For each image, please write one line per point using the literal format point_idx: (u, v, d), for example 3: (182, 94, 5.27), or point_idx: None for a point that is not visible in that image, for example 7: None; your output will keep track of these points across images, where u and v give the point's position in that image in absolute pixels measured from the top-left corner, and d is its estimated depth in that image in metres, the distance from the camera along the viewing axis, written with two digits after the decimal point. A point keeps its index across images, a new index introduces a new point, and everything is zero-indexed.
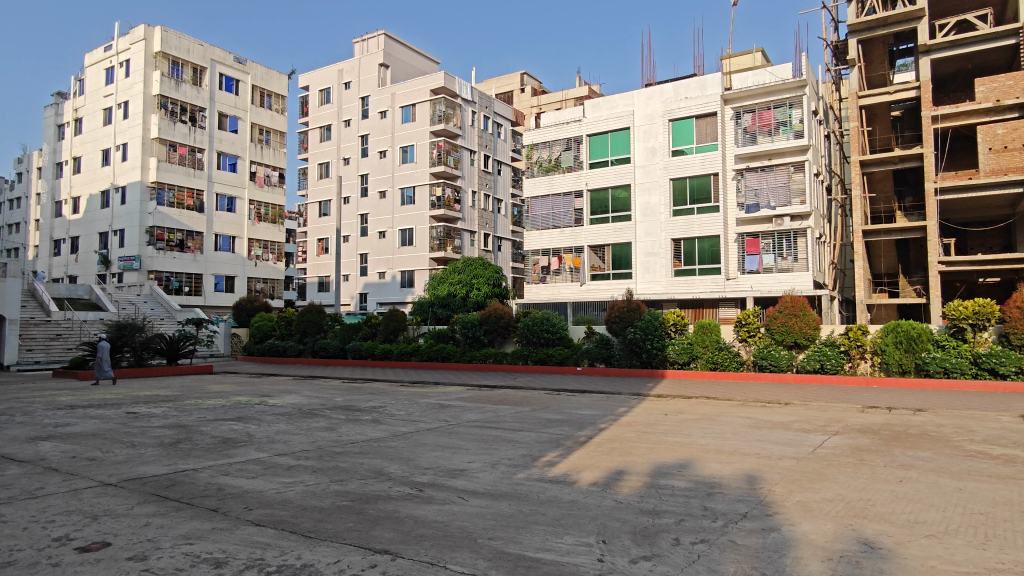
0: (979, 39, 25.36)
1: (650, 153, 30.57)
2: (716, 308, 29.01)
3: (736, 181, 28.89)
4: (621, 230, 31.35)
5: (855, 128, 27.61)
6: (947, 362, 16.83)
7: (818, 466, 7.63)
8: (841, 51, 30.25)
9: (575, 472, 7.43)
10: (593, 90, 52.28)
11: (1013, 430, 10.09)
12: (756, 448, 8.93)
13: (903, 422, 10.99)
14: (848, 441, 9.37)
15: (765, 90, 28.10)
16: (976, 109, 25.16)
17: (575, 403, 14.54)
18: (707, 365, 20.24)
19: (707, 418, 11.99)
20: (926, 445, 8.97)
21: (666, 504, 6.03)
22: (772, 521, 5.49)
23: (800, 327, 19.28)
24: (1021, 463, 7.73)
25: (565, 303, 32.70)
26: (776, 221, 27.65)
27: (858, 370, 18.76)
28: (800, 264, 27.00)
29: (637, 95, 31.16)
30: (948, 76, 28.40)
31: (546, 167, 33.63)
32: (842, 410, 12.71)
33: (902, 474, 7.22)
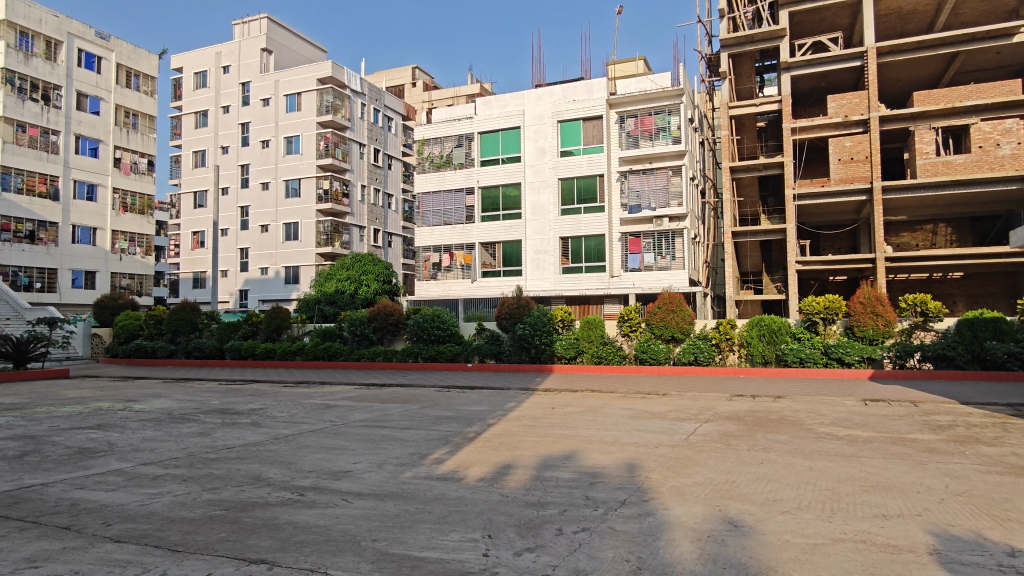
0: (831, 60, 27.98)
1: (540, 153, 31.21)
2: (601, 305, 30.11)
3: (620, 183, 30.09)
4: (511, 227, 31.73)
5: (726, 137, 29.48)
6: (802, 352, 18.43)
7: (690, 452, 8.14)
8: (714, 64, 32.30)
9: (462, 468, 7.46)
10: (484, 88, 52.54)
11: (856, 413, 11.27)
12: (635, 437, 9.39)
13: (765, 408, 11.96)
14: (717, 427, 10.06)
15: (645, 97, 29.50)
16: (828, 123, 27.75)
17: (465, 399, 14.58)
18: (593, 358, 21.00)
19: (591, 410, 12.44)
20: (785, 429, 9.80)
21: (551, 495, 6.20)
22: (648, 506, 5.79)
23: (676, 322, 20.43)
24: (861, 443, 8.65)
25: (456, 299, 32.79)
26: (656, 221, 29.15)
27: (727, 361, 20.19)
28: (677, 262, 28.59)
29: (527, 95, 31.76)
30: (806, 92, 31.15)
31: (438, 164, 33.46)
32: (713, 399, 13.64)
33: (763, 456, 7.87)
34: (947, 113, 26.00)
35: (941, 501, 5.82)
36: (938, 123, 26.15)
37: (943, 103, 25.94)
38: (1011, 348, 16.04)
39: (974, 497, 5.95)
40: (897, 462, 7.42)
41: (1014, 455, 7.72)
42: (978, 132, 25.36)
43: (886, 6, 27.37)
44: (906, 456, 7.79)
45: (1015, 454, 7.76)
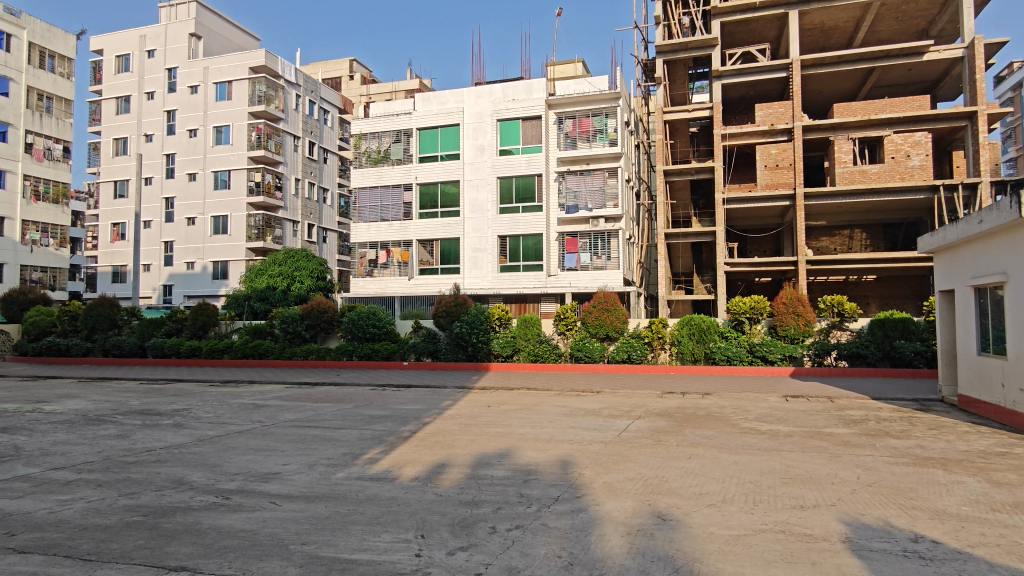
0: (759, 70, 29.14)
1: (479, 151, 31.17)
2: (538, 303, 30.36)
3: (558, 183, 30.39)
4: (450, 225, 31.59)
5: (660, 140, 30.23)
6: (729, 351, 19.12)
7: (622, 449, 8.32)
8: (650, 69, 33.11)
9: (396, 468, 7.36)
10: (423, 84, 52.01)
11: (778, 409, 11.79)
12: (569, 434, 9.51)
13: (693, 405, 12.36)
14: (648, 423, 10.31)
15: (584, 98, 29.92)
16: (756, 130, 28.87)
17: (400, 398, 14.40)
18: (529, 357, 21.12)
19: (526, 408, 12.52)
20: (712, 424, 10.15)
21: (485, 494, 6.21)
22: (580, 502, 5.88)
23: (611, 321, 20.84)
24: (782, 437, 9.05)
25: (393, 297, 32.41)
26: (593, 222, 29.58)
27: (659, 359, 20.71)
28: (612, 262, 29.16)
29: (467, 92, 31.67)
30: (736, 100, 32.33)
31: (375, 159, 32.93)
32: (645, 396, 13.99)
33: (691, 452, 8.12)
34: (864, 124, 27.51)
35: (853, 492, 6.16)
36: (855, 134, 27.68)
37: (859, 115, 27.46)
38: (918, 347, 17.13)
39: (883, 487, 6.33)
40: (815, 456, 7.80)
41: (918, 447, 8.26)
42: (891, 144, 26.93)
43: (810, 21, 28.70)
44: (823, 449, 8.20)
45: (920, 446, 8.29)
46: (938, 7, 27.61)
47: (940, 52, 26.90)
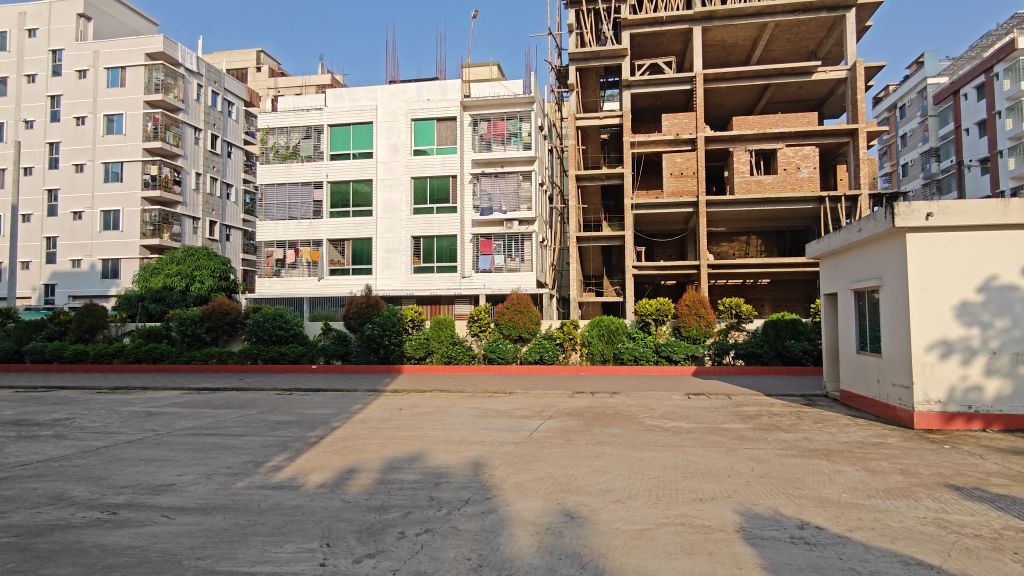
0: (665, 81, 30.36)
1: (392, 150, 30.67)
2: (451, 305, 30.21)
3: (472, 185, 30.41)
4: (361, 225, 30.94)
5: (572, 146, 30.88)
6: (636, 351, 19.78)
7: (533, 449, 8.44)
8: (563, 76, 33.76)
9: (302, 475, 7.12)
10: (335, 80, 50.70)
11: (681, 406, 12.32)
12: (481, 435, 9.55)
13: (602, 404, 12.71)
14: (558, 423, 10.51)
15: (499, 101, 30.11)
16: (662, 140, 30.07)
17: (308, 403, 13.94)
18: (442, 359, 20.99)
19: (439, 410, 12.45)
20: (619, 423, 10.46)
21: (394, 498, 6.11)
22: (490, 503, 5.89)
23: (523, 322, 21.08)
24: (685, 433, 9.47)
25: (301, 298, 31.33)
26: (507, 224, 29.75)
27: (570, 359, 21.13)
28: (526, 264, 29.52)
29: (381, 90, 31.06)
30: (644, 109, 33.55)
31: (283, 155, 31.71)
32: (555, 396, 14.25)
33: (599, 450, 8.33)
34: (760, 138, 29.22)
35: (747, 484, 6.52)
36: (751, 146, 29.35)
37: (756, 129, 29.13)
38: (806, 346, 18.42)
39: (774, 478, 6.74)
40: (714, 450, 8.20)
41: (805, 440, 8.85)
42: (784, 156, 28.78)
43: (712, 37, 30.19)
44: (720, 444, 8.65)
45: (807, 439, 8.90)
46: (825, 31, 29.75)
47: (826, 72, 28.98)
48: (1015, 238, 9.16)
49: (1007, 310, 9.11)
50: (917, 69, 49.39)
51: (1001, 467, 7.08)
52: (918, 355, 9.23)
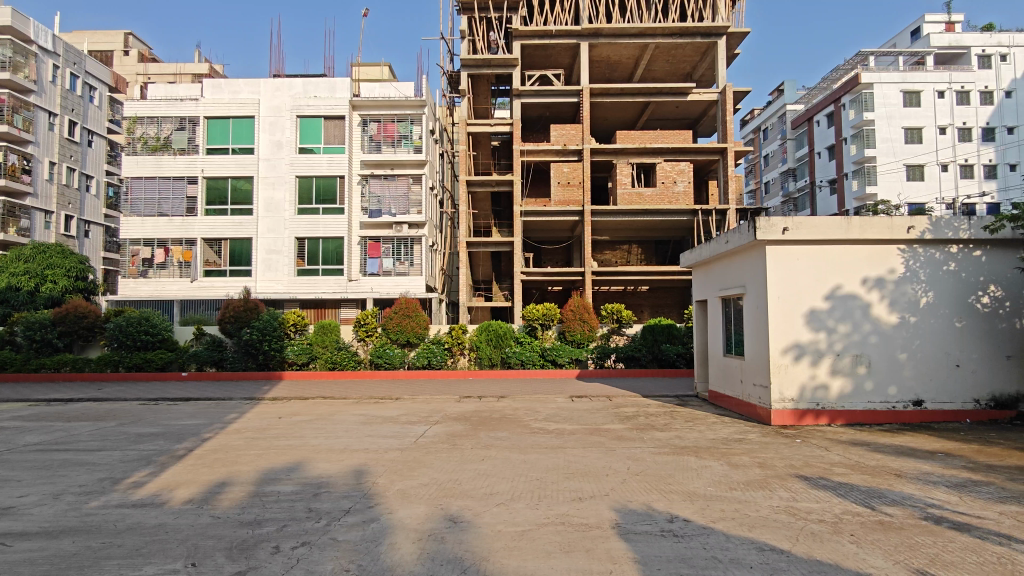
0: (554, 93, 31.19)
1: (275, 147, 29.30)
2: (337, 308, 29.47)
3: (360, 186, 29.75)
4: (240, 224, 29.35)
5: (463, 151, 30.94)
6: (523, 355, 20.13)
7: (418, 454, 8.37)
8: (455, 81, 33.79)
9: (166, 491, 6.62)
10: (214, 70, 47.84)
11: (564, 408, 12.70)
12: (364, 443, 9.35)
13: (489, 408, 12.85)
14: (444, 428, 10.49)
15: (389, 103, 29.65)
16: (550, 149, 30.87)
17: (176, 413, 13.01)
18: (327, 365, 20.26)
19: (321, 418, 12.04)
20: (505, 426, 10.62)
21: (269, 511, 5.84)
22: (372, 512, 5.78)
23: (411, 327, 20.85)
24: (567, 435, 9.77)
25: (171, 301, 29.23)
26: (396, 227, 29.42)
27: (458, 364, 21.10)
28: (415, 268, 29.32)
29: (264, 84, 29.58)
30: (533, 119, 34.27)
31: (153, 146, 29.44)
32: (442, 401, 14.23)
33: (484, 454, 8.42)
34: (641, 152, 30.74)
35: (624, 482, 6.82)
36: (633, 160, 30.81)
37: (637, 143, 30.60)
38: (679, 350, 19.68)
39: (648, 475, 7.12)
40: (594, 451, 8.52)
41: (677, 438, 9.40)
42: (662, 170, 30.46)
43: (598, 54, 31.40)
44: (600, 444, 9.01)
45: (678, 437, 9.47)
46: (699, 55, 31.74)
47: (700, 94, 31.03)
48: (856, 252, 10.22)
49: (848, 316, 10.16)
50: (778, 96, 54.11)
51: (842, 457, 7.87)
52: (774, 356, 10.09)
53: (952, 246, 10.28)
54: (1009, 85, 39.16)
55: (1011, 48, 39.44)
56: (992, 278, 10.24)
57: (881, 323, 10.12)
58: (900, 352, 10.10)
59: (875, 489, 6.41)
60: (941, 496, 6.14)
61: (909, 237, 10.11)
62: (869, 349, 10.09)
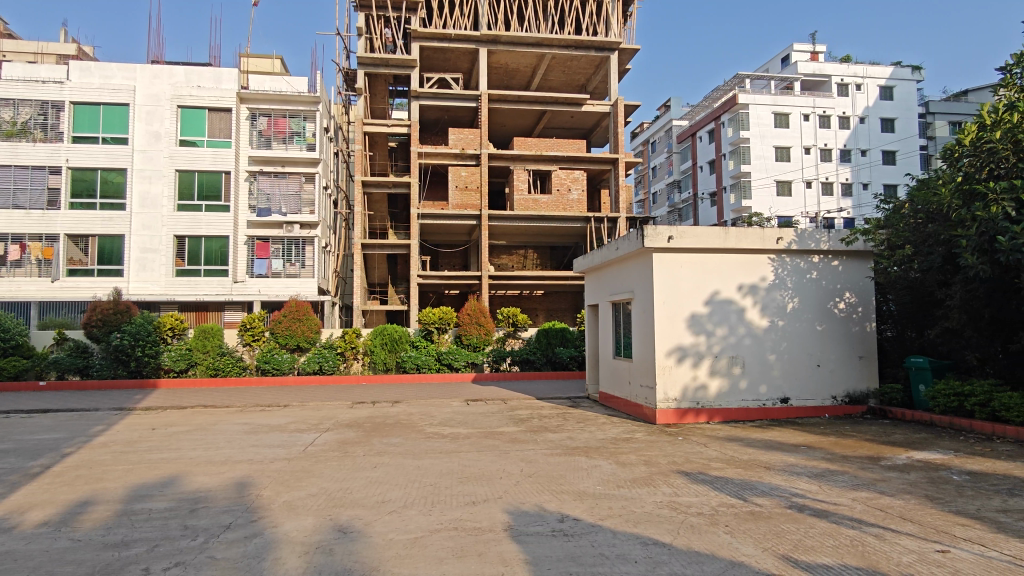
0: (452, 96, 31.18)
1: (152, 138, 27.28)
2: (220, 311, 27.94)
3: (248, 183, 28.31)
4: (111, 219, 27.09)
5: (359, 151, 30.21)
6: (418, 359, 19.96)
7: (306, 464, 8.05)
8: (351, 79, 32.98)
9: (16, 514, 5.96)
10: (83, 52, 43.93)
11: (459, 412, 12.67)
12: (249, 453, 8.87)
13: (382, 413, 12.58)
14: (335, 436, 10.17)
15: (280, 98, 28.42)
16: (448, 153, 30.77)
17: (31, 427, 11.75)
18: (208, 371, 19.04)
19: (201, 428, 11.31)
20: (398, 432, 10.45)
21: (140, 531, 5.41)
22: (255, 527, 5.49)
23: (302, 331, 20.12)
24: (462, 439, 9.76)
25: (28, 302, 26.48)
26: (286, 227, 28.25)
27: (351, 369, 20.52)
28: (306, 270, 28.30)
29: (141, 69, 27.43)
30: (431, 122, 34.09)
31: (7, 132, 26.53)
32: (334, 407, 13.78)
33: (376, 460, 8.24)
34: (537, 159, 31.34)
35: (516, 484, 6.90)
36: (530, 166, 31.34)
37: (533, 150, 31.14)
38: (572, 353, 20.27)
39: (540, 476, 7.26)
40: (488, 454, 8.58)
41: (569, 439, 9.64)
42: (557, 178, 31.24)
43: (497, 60, 31.72)
44: (494, 447, 9.08)
45: (570, 438, 9.72)
46: (593, 69, 32.84)
47: (594, 106, 32.09)
48: (733, 260, 10.95)
49: (725, 320, 10.86)
50: (665, 111, 57.09)
51: (719, 453, 8.40)
52: (660, 359, 10.59)
53: (814, 256, 11.23)
54: (862, 112, 43.38)
55: (865, 79, 43.66)
56: (848, 286, 11.29)
57: (754, 326, 10.91)
58: (770, 354, 10.93)
59: (746, 481, 6.90)
60: (803, 485, 6.70)
61: (778, 247, 10.96)
62: (743, 351, 10.86)
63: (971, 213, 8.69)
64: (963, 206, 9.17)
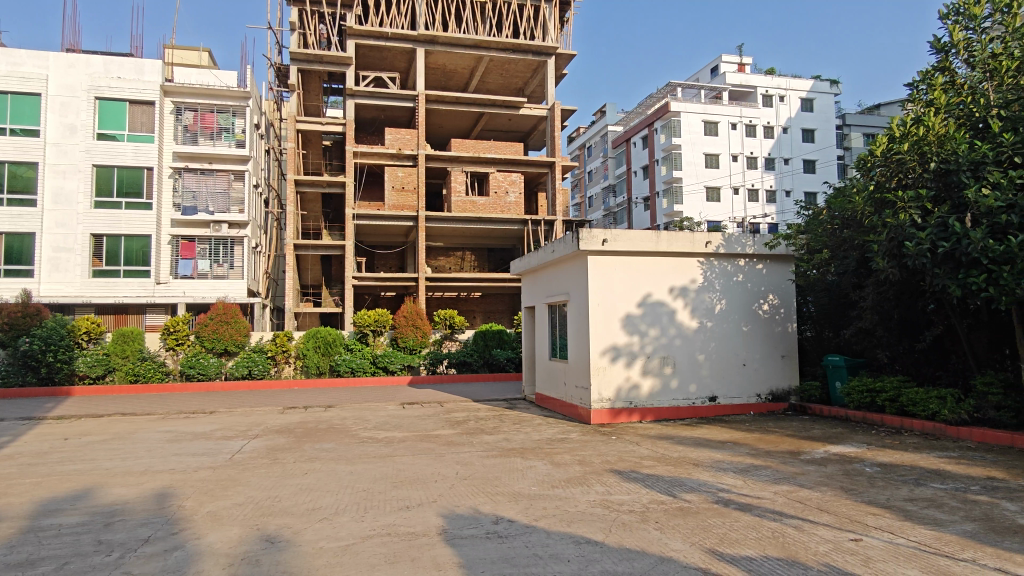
0: (389, 95, 30.78)
1: (67, 130, 25.75)
2: (141, 314, 26.67)
3: (172, 180, 27.08)
4: (20, 216, 25.41)
5: (291, 149, 29.44)
6: (353, 363, 19.55)
7: (233, 472, 7.76)
8: (283, 75, 32.06)
9: None
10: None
11: (395, 416, 12.49)
12: (171, 463, 8.48)
13: (314, 418, 12.26)
14: (265, 442, 9.84)
15: (207, 92, 27.32)
16: (384, 153, 30.34)
17: None
18: (127, 377, 18.02)
19: (119, 437, 10.71)
20: (331, 437, 10.21)
21: (47, 549, 5.07)
22: (175, 539, 5.24)
23: (230, 335, 19.40)
24: (397, 443, 9.63)
25: None
26: (214, 226, 27.12)
27: (283, 373, 19.92)
28: (235, 271, 27.36)
29: (54, 58, 25.83)
30: (367, 121, 33.55)
31: None
32: (264, 413, 13.34)
33: (308, 467, 8.02)
34: (475, 161, 31.32)
35: (452, 487, 6.87)
36: (467, 168, 31.30)
37: (471, 152, 31.11)
38: (509, 355, 20.36)
39: (475, 479, 7.23)
40: (423, 457, 8.50)
41: (505, 440, 9.67)
42: (495, 180, 31.34)
43: (434, 61, 31.54)
44: (430, 450, 9.00)
45: (506, 439, 9.75)
46: (530, 72, 33.09)
47: (531, 109, 32.37)
48: (664, 263, 11.24)
49: (657, 321, 11.14)
50: (601, 117, 58.19)
51: (651, 451, 8.60)
52: (595, 359, 10.76)
53: (740, 259, 11.65)
54: (785, 123, 45.44)
55: (788, 91, 45.71)
56: (771, 288, 11.77)
57: (684, 327, 11.25)
58: (699, 354, 11.29)
59: (676, 478, 7.09)
60: (729, 480, 6.94)
61: (707, 251, 11.32)
62: (674, 351, 11.16)
63: (882, 219, 9.21)
64: (875, 213, 9.72)
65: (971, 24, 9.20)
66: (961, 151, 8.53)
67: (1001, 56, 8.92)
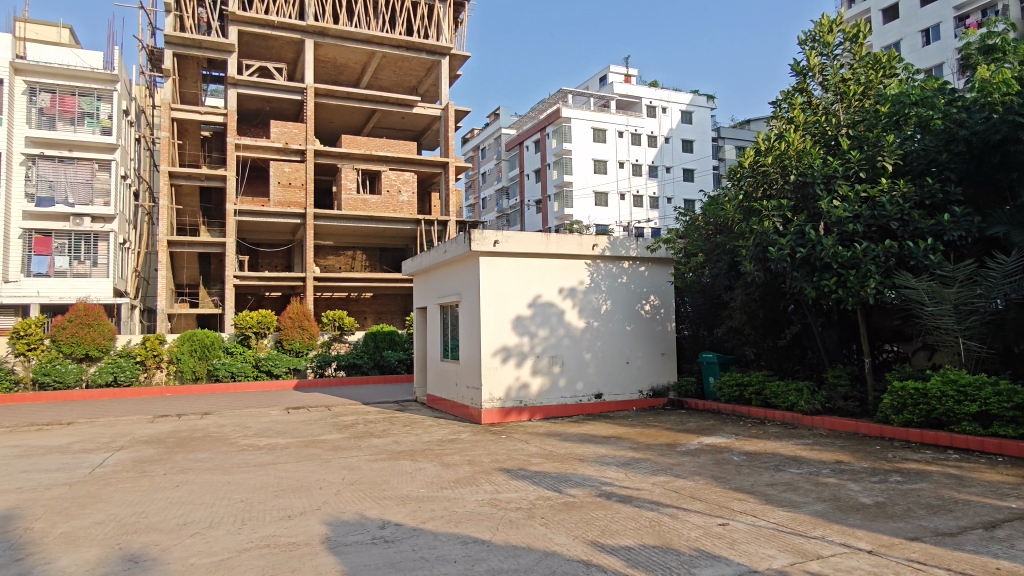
0: (275, 87, 29.41)
1: None
2: None
3: (24, 168, 24.35)
4: None
5: (165, 138, 27.44)
6: (233, 366, 18.33)
7: (93, 488, 7.13)
8: (156, 59, 29.80)
9: None
10: None
11: (278, 422, 11.97)
12: (18, 481, 7.64)
13: (188, 427, 11.50)
14: (130, 454, 9.10)
15: (66, 72, 24.90)
16: (269, 146, 28.98)
17: None
18: None
19: None
20: (207, 446, 9.62)
21: None
22: (21, 565, 4.74)
23: (92, 338, 17.76)
24: (279, 449, 9.22)
25: None
26: (74, 220, 24.82)
27: (154, 379, 18.57)
28: (99, 269, 25.20)
29: None
30: (251, 112, 31.93)
31: None
32: (130, 423, 12.33)
33: (179, 479, 7.50)
34: (366, 158, 30.65)
35: (337, 493, 6.67)
36: (358, 165, 30.49)
37: (362, 149, 30.46)
38: (400, 356, 20.11)
39: (362, 483, 7.08)
40: (307, 464, 8.20)
41: (393, 443, 9.53)
42: (387, 179, 30.71)
43: (323, 53, 30.56)
44: (314, 456, 8.69)
45: (395, 442, 9.61)
46: (424, 71, 32.84)
47: (424, 108, 31.92)
48: (554, 264, 11.52)
49: (547, 321, 11.40)
50: (495, 119, 58.76)
51: (538, 448, 8.78)
52: (486, 359, 10.85)
53: (624, 262, 12.17)
54: (667, 133, 48.00)
55: (669, 104, 48.34)
56: (652, 290, 12.37)
57: (572, 327, 11.59)
58: (586, 352, 11.67)
59: (562, 474, 7.28)
60: (612, 474, 7.23)
61: (594, 253, 11.73)
62: (562, 350, 11.47)
63: (749, 226, 9.94)
64: (743, 220, 10.51)
65: (824, 50, 9.99)
66: (816, 167, 9.35)
67: (849, 80, 9.92)
